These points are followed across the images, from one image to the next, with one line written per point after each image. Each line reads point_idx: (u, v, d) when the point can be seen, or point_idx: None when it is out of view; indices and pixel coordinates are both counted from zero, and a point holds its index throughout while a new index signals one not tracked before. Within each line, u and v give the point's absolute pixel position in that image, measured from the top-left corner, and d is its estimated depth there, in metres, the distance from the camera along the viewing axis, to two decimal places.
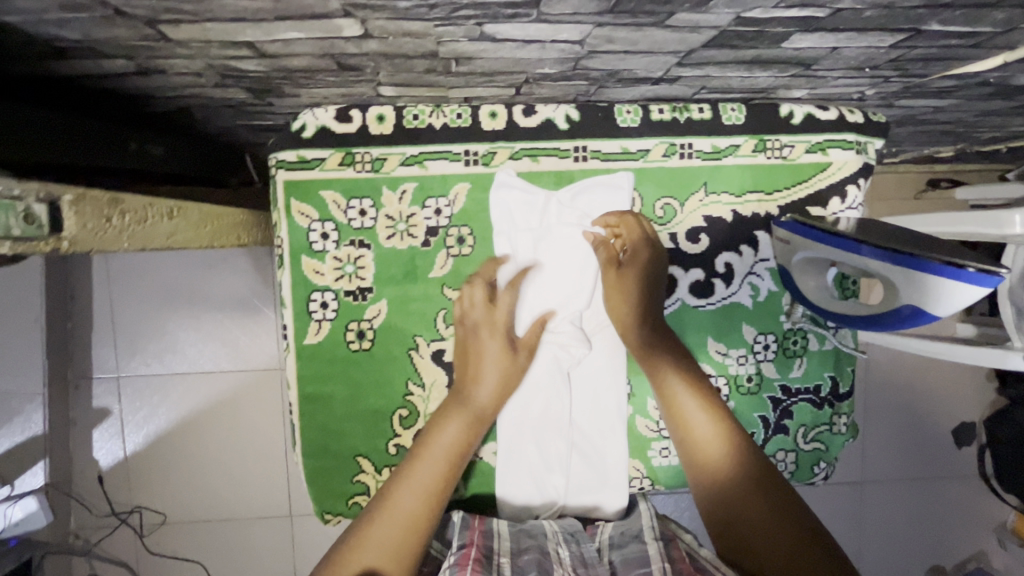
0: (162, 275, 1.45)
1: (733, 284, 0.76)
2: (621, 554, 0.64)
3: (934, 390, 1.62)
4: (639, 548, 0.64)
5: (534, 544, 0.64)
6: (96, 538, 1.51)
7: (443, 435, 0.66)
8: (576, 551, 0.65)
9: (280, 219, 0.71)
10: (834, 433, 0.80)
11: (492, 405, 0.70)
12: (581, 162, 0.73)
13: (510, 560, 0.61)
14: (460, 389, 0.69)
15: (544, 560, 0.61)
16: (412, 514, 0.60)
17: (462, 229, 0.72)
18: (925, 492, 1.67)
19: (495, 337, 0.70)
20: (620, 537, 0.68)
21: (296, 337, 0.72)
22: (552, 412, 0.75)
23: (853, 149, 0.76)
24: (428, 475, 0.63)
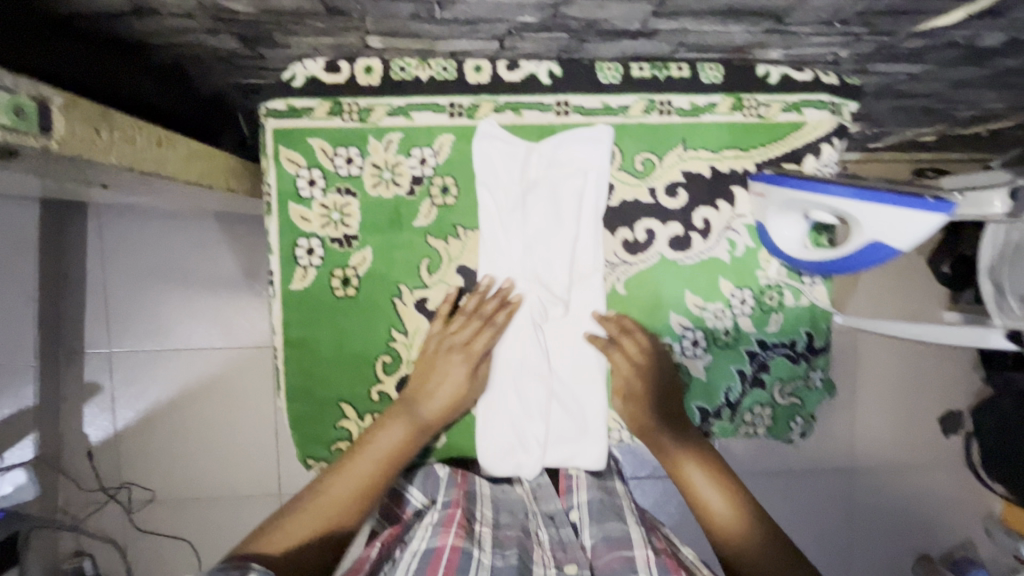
0: (157, 251, 1.46)
1: (710, 238, 0.78)
2: (601, 533, 0.66)
3: (920, 378, 1.64)
4: (621, 527, 0.66)
5: (517, 520, 0.68)
6: (84, 514, 1.49)
7: (385, 435, 0.67)
8: (557, 536, 0.67)
9: (269, 166, 0.73)
10: (809, 388, 0.82)
11: (437, 420, 0.70)
12: (562, 117, 0.75)
13: (490, 529, 0.65)
14: (415, 395, 0.71)
15: (524, 539, 0.65)
16: (334, 506, 0.61)
17: (447, 178, 0.74)
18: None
19: (458, 352, 0.72)
20: (598, 512, 0.69)
21: (282, 282, 0.74)
22: (532, 362, 0.76)
23: (827, 109, 0.78)
24: (365, 470, 0.64)
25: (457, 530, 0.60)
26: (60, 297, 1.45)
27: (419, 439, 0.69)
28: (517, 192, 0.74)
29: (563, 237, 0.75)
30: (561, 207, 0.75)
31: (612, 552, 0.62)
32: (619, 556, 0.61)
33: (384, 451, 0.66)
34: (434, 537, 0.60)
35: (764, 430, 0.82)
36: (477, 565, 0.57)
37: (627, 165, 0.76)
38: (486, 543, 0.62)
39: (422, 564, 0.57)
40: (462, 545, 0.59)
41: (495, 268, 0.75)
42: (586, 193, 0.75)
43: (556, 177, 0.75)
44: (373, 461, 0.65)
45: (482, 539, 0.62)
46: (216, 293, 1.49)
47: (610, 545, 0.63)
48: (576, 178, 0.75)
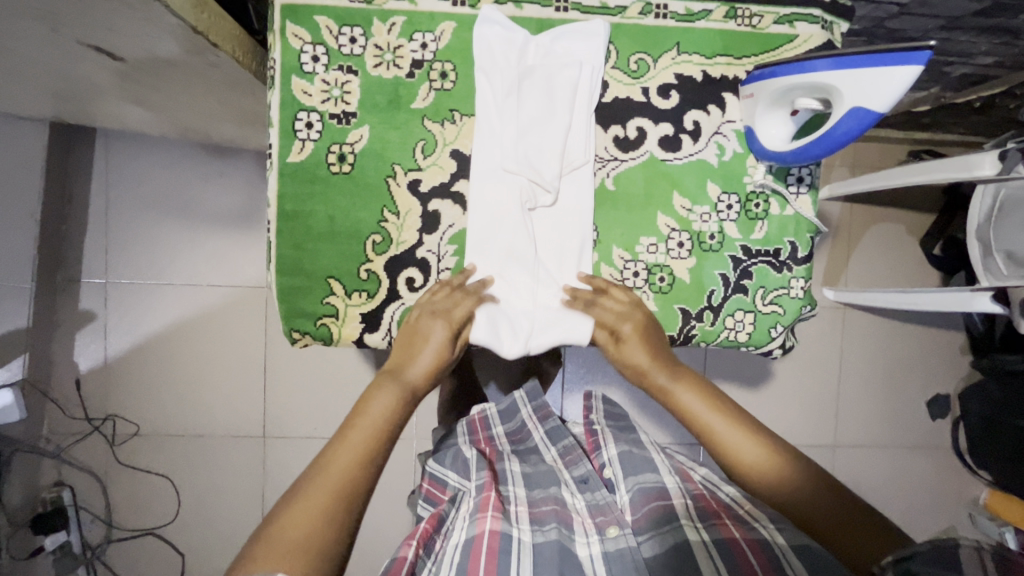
0: (162, 184, 1.48)
1: (699, 141, 0.80)
2: (636, 486, 0.82)
3: (909, 358, 1.65)
4: (653, 480, 0.82)
5: (549, 494, 0.85)
6: (67, 443, 1.49)
7: (374, 405, 0.67)
8: (594, 500, 0.82)
9: (275, 40, 0.75)
10: (791, 298, 0.83)
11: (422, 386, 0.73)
12: (561, 13, 0.78)
13: (526, 508, 0.81)
14: (398, 367, 0.73)
15: (562, 511, 0.80)
16: (342, 484, 0.59)
17: (446, 64, 0.77)
18: (894, 461, 1.66)
19: (439, 333, 0.74)
20: (631, 465, 0.86)
21: (280, 155, 0.76)
22: (520, 247, 0.77)
23: (818, 23, 0.80)
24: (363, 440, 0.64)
25: (494, 515, 0.74)
26: (62, 224, 1.46)
27: (407, 409, 0.70)
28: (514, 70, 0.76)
29: (554, 117, 0.77)
30: (557, 90, 0.76)
31: (648, 503, 0.78)
32: (659, 505, 0.77)
33: (377, 420, 0.66)
34: (474, 524, 0.74)
35: (744, 337, 0.83)
36: (516, 544, 0.72)
37: (622, 63, 0.78)
38: (523, 519, 0.78)
39: (468, 550, 0.70)
40: (501, 529, 0.73)
41: (487, 144, 0.77)
42: (581, 81, 0.77)
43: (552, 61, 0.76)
44: (368, 432, 0.65)
45: (518, 517, 0.78)
46: (216, 229, 1.50)
47: (646, 495, 0.79)
48: (574, 67, 0.76)
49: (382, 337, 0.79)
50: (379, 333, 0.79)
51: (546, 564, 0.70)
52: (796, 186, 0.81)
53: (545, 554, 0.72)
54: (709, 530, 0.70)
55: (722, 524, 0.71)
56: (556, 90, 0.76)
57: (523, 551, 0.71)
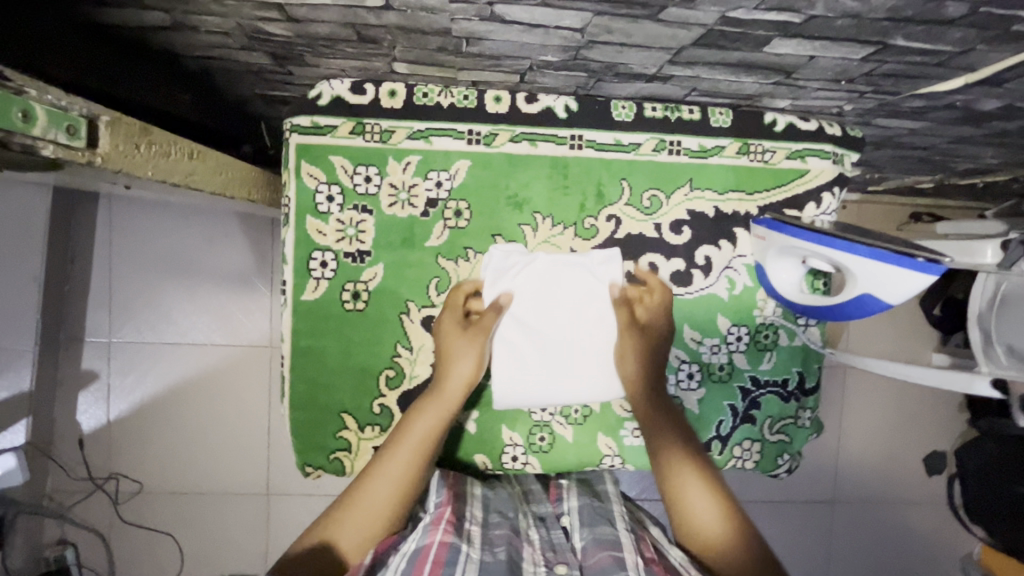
0: (158, 242, 1.41)
1: (711, 276, 0.81)
2: (590, 536, 0.70)
3: (918, 419, 1.61)
4: (610, 531, 0.70)
5: (506, 520, 0.73)
6: (70, 502, 1.45)
7: (418, 423, 0.71)
8: (546, 537, 0.72)
9: (289, 179, 0.75)
10: (797, 427, 0.84)
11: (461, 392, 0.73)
12: (575, 150, 0.78)
13: (480, 528, 0.69)
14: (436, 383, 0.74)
15: (514, 537, 0.68)
16: (380, 514, 0.67)
17: (460, 203, 0.77)
18: (897, 523, 1.63)
19: (461, 342, 0.74)
20: (589, 514, 0.74)
21: (294, 292, 0.76)
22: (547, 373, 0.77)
23: (829, 158, 0.81)
24: (400, 468, 0.69)
25: (444, 527, 0.64)
26: (65, 285, 1.41)
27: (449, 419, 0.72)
28: (524, 269, 0.76)
29: (566, 312, 0.77)
30: (570, 287, 0.77)
31: (599, 552, 0.66)
32: (606, 557, 0.65)
33: (415, 443, 0.70)
34: (422, 535, 0.65)
35: (751, 465, 0.84)
36: (465, 559, 0.62)
37: (635, 200, 0.79)
38: (476, 539, 0.67)
39: (411, 560, 0.62)
40: (450, 540, 0.63)
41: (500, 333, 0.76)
42: (599, 271, 0.77)
43: (565, 258, 0.77)
44: (409, 451, 0.70)
45: (473, 536, 0.67)
46: (219, 290, 1.42)
47: (598, 545, 0.67)
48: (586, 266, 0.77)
49: None
50: None
51: None
52: (805, 319, 0.82)
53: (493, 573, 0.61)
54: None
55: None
56: (568, 285, 0.77)
57: (474, 569, 0.61)
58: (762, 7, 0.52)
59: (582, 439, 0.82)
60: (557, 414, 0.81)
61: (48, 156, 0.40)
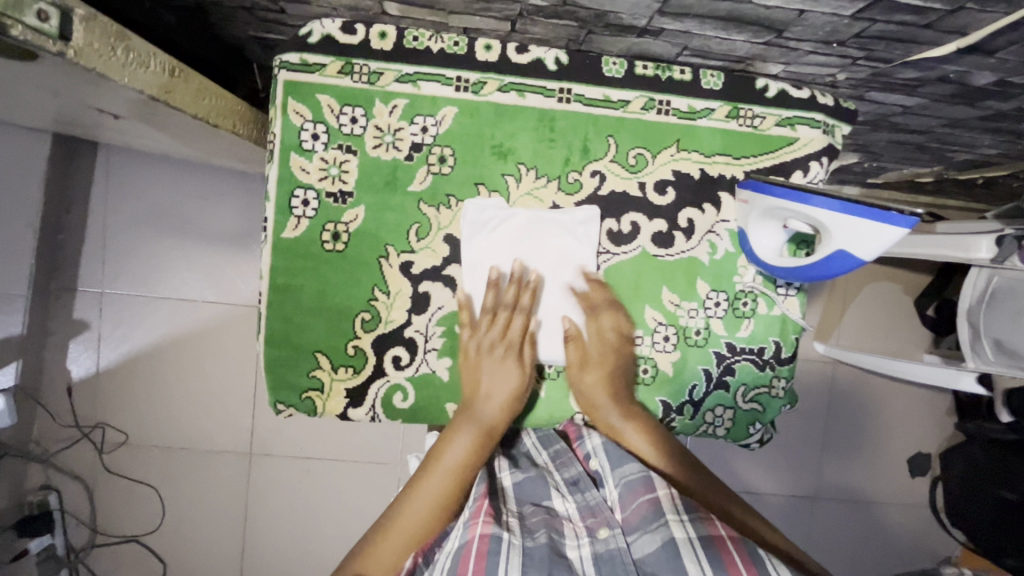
0: (153, 193, 1.40)
1: (692, 239, 0.81)
2: (623, 481, 0.68)
3: (907, 419, 1.59)
4: (639, 470, 0.69)
5: (541, 506, 0.68)
6: (55, 448, 1.43)
7: (454, 447, 0.70)
8: (584, 501, 0.69)
9: (276, 115, 0.75)
10: (772, 397, 0.84)
11: (500, 417, 0.74)
12: (564, 104, 0.78)
13: (517, 518, 0.65)
14: (467, 410, 0.73)
15: (552, 518, 0.65)
16: (420, 531, 0.65)
17: (445, 149, 0.77)
18: (881, 520, 1.60)
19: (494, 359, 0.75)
20: (615, 455, 0.72)
21: (274, 229, 0.76)
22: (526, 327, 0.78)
23: (819, 128, 0.81)
24: (434, 493, 0.67)
25: (484, 518, 0.60)
26: (61, 233, 1.40)
27: (489, 443, 0.72)
28: (502, 228, 0.78)
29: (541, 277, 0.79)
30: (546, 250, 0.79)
31: (637, 499, 0.65)
32: (646, 502, 0.64)
33: (452, 466, 0.68)
34: (464, 531, 0.61)
35: (721, 432, 0.84)
36: (508, 546, 0.58)
37: (620, 157, 0.79)
38: (516, 526, 0.62)
39: (455, 560, 0.58)
40: (491, 531, 0.59)
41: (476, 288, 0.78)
42: (576, 235, 0.79)
43: (544, 218, 0.78)
44: (443, 476, 0.68)
45: (512, 524, 0.63)
46: (213, 245, 1.41)
47: (635, 491, 0.66)
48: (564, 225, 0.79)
49: (366, 412, 0.80)
50: (363, 408, 0.80)
51: (541, 568, 0.56)
52: (785, 288, 0.82)
53: (538, 557, 0.58)
54: (693, 525, 0.59)
55: (709, 520, 0.59)
56: (542, 248, 0.79)
57: (520, 556, 0.57)
58: None
59: (555, 394, 0.82)
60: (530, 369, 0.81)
61: (17, 36, 0.40)
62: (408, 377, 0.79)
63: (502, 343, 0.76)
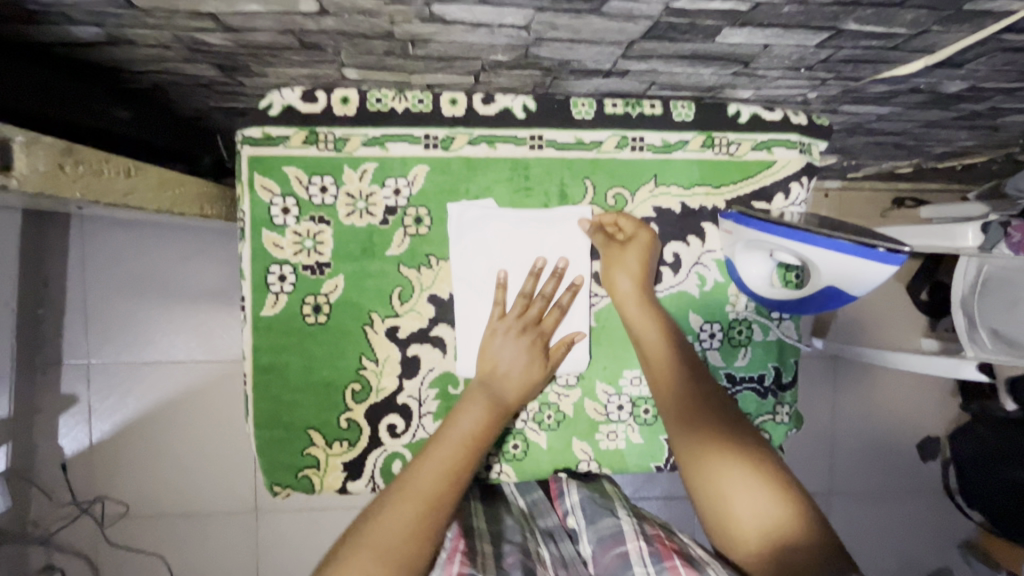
0: (132, 258, 1.35)
1: (680, 273, 0.79)
2: (597, 536, 0.72)
3: (912, 404, 1.58)
4: (614, 524, 0.71)
5: (516, 544, 0.69)
6: (55, 528, 1.37)
7: (464, 420, 0.68)
8: (556, 553, 0.72)
9: (243, 193, 0.73)
10: (776, 423, 0.82)
11: (515, 399, 0.72)
12: (536, 151, 0.76)
13: (492, 559, 0.65)
14: (486, 382, 0.72)
15: (528, 560, 0.66)
16: (449, 471, 0.64)
17: (420, 209, 0.75)
18: (897, 509, 1.59)
19: (514, 333, 0.73)
20: (589, 509, 0.76)
21: (254, 308, 0.74)
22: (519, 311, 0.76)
23: (796, 148, 0.80)
24: (445, 458, 0.65)
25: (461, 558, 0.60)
26: (41, 307, 1.33)
27: (499, 418, 0.70)
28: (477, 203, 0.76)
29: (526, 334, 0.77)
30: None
31: (609, 554, 0.68)
32: (616, 558, 0.66)
33: (464, 436, 0.67)
34: (437, 574, 0.60)
35: None
36: None
37: (599, 199, 0.78)
38: (491, 567, 0.63)
39: None
40: (467, 572, 0.59)
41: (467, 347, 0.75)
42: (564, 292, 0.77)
43: (531, 220, 0.76)
44: (453, 446, 0.66)
45: (487, 565, 0.63)
46: (197, 305, 1.37)
47: (606, 548, 0.69)
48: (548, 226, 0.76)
49: (365, 484, 0.77)
50: (362, 481, 0.77)
51: None
52: (778, 314, 0.81)
53: None
54: None
55: (674, 568, 0.60)
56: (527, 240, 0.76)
57: None
58: None
59: (557, 445, 0.80)
60: (529, 421, 0.79)
61: None
62: (405, 444, 0.77)
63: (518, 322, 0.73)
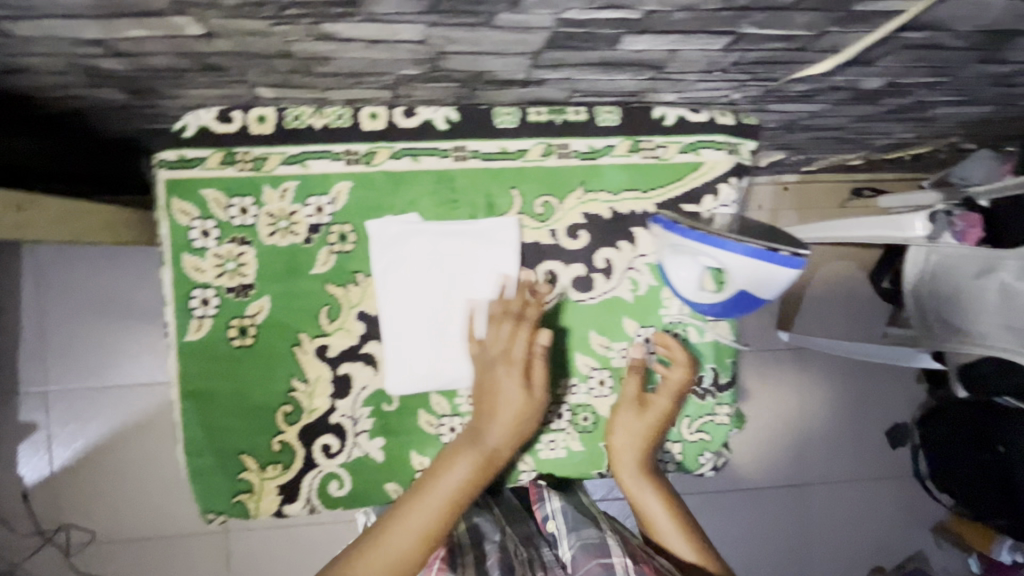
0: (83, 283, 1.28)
1: (613, 278, 0.79)
2: (579, 542, 0.68)
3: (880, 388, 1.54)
4: (598, 536, 0.68)
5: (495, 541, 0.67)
6: (17, 559, 1.28)
7: (451, 474, 0.65)
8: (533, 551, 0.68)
9: (161, 217, 0.72)
10: (716, 424, 0.83)
11: (503, 446, 0.68)
12: (460, 162, 0.75)
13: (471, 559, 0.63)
14: (477, 429, 0.69)
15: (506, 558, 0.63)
16: (427, 532, 0.61)
17: (344, 227, 0.74)
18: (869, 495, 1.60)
19: (516, 382, 0.70)
20: (573, 519, 0.72)
21: (177, 333, 0.73)
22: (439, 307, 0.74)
23: (723, 149, 0.80)
24: (428, 517, 0.62)
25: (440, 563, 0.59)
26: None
27: (488, 472, 0.67)
28: (399, 217, 0.75)
29: (456, 348, 0.75)
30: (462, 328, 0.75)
31: (590, 562, 0.64)
32: (598, 565, 0.63)
33: (448, 493, 0.63)
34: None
35: (673, 467, 0.82)
36: None
37: (527, 209, 0.77)
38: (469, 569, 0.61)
39: None
40: None
41: (396, 365, 0.74)
42: (491, 293, 0.75)
43: (456, 229, 0.75)
44: (432, 509, 0.62)
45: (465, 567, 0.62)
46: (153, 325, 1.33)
47: (587, 554, 0.65)
48: (471, 232, 0.75)
49: (302, 506, 0.76)
50: (298, 503, 0.76)
51: None
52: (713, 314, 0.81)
53: None
54: None
55: None
56: (450, 244, 0.74)
57: None
58: (593, 7, 0.50)
59: None
60: None
61: None
62: (341, 464, 0.76)
63: (507, 356, 0.71)
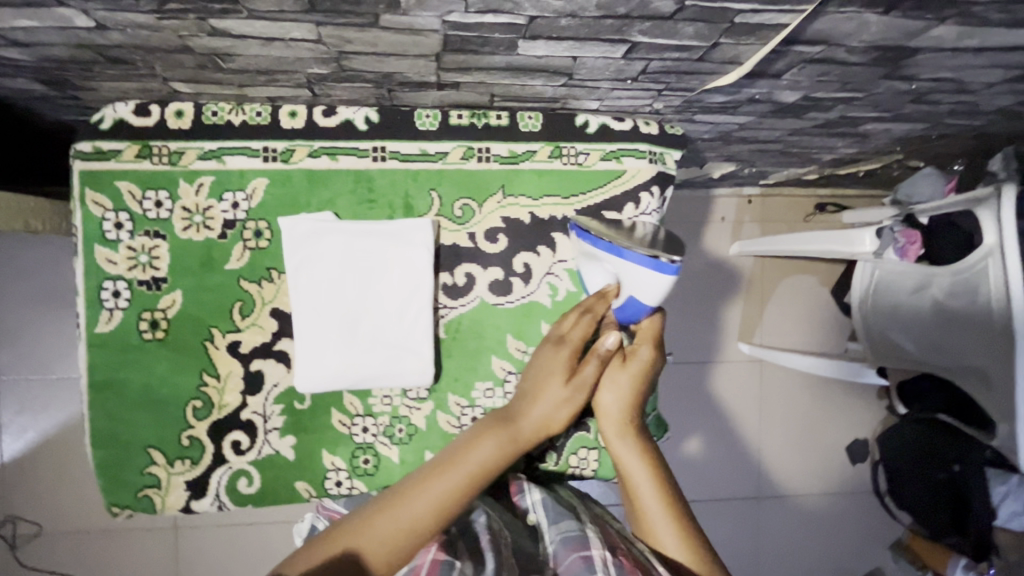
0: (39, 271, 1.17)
1: (531, 283, 0.80)
2: (559, 536, 0.66)
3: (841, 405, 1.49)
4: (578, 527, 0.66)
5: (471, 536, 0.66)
6: None
7: (479, 450, 0.64)
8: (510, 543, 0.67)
9: (75, 208, 0.72)
10: None
11: (535, 436, 0.67)
12: (379, 162, 0.76)
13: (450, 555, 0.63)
14: (517, 411, 0.68)
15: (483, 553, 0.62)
16: (444, 503, 0.60)
17: (260, 223, 0.75)
18: None
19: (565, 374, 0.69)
20: (554, 510, 0.70)
21: (87, 324, 0.73)
22: (350, 302, 0.74)
23: (645, 158, 0.81)
24: (446, 488, 0.61)
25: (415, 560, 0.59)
26: None
27: (513, 455, 0.66)
28: (315, 215, 0.75)
29: (367, 345, 0.75)
30: (374, 324, 0.75)
31: (570, 553, 0.63)
32: (578, 558, 0.62)
33: (473, 468, 0.63)
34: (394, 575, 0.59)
35: (589, 473, 0.83)
36: None
37: (446, 211, 0.78)
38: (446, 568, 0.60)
39: None
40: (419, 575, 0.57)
41: (305, 363, 0.74)
42: (404, 291, 0.75)
43: (371, 229, 0.75)
44: (456, 479, 0.62)
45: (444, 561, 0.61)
46: None
47: (568, 547, 0.64)
48: (385, 231, 0.75)
49: (210, 502, 0.76)
50: (206, 499, 0.76)
51: None
52: None
53: None
54: None
55: None
56: (364, 242, 0.74)
57: None
58: (474, 10, 0.51)
59: (410, 458, 0.79)
60: (379, 435, 0.78)
61: None
62: (250, 461, 0.76)
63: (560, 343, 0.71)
